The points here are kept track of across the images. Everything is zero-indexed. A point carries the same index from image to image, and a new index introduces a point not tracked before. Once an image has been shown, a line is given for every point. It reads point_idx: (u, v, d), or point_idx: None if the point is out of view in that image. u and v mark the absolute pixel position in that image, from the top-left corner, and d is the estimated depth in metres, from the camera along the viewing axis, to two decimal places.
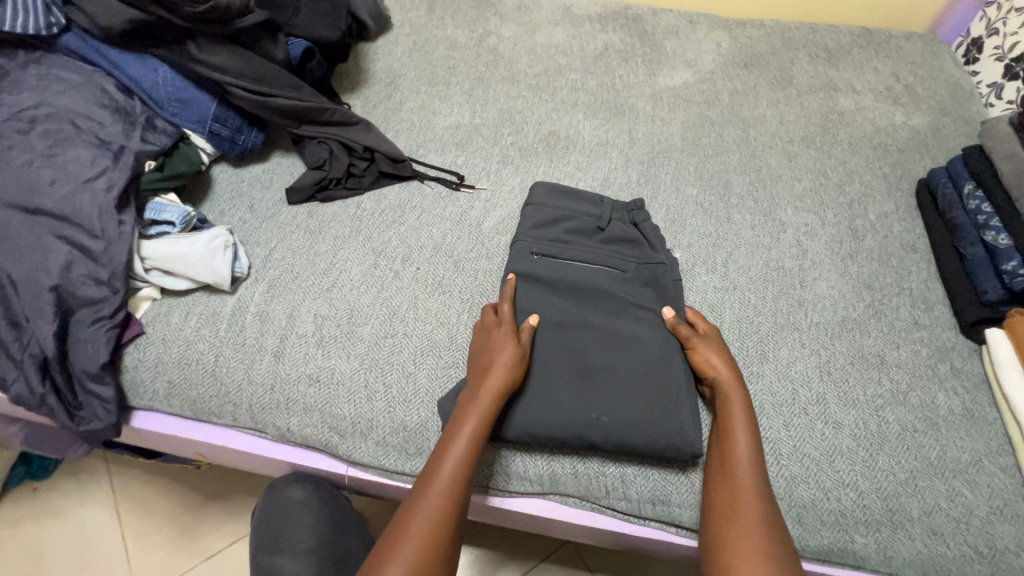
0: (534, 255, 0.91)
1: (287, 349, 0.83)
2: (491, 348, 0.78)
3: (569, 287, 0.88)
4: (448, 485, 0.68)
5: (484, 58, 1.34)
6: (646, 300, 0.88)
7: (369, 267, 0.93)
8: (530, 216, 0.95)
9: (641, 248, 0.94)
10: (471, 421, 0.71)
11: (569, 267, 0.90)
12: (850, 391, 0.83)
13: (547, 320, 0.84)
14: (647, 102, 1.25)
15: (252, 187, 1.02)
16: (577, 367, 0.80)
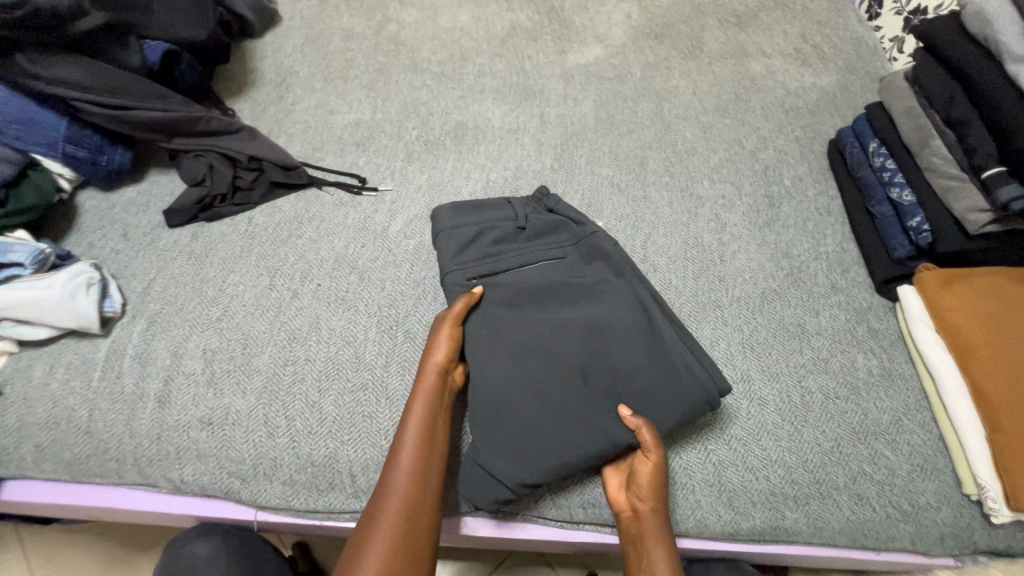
0: (471, 281, 0.83)
1: (172, 393, 0.75)
2: (431, 340, 0.78)
3: (524, 295, 0.83)
4: (405, 480, 0.67)
5: (384, 47, 1.25)
6: (604, 276, 0.84)
7: (263, 290, 0.85)
8: (449, 243, 0.86)
9: (568, 228, 0.90)
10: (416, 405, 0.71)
11: (512, 276, 0.84)
12: (772, 365, 0.82)
13: (518, 338, 0.78)
14: (558, 81, 1.20)
15: (125, 213, 0.91)
16: (567, 372, 0.76)
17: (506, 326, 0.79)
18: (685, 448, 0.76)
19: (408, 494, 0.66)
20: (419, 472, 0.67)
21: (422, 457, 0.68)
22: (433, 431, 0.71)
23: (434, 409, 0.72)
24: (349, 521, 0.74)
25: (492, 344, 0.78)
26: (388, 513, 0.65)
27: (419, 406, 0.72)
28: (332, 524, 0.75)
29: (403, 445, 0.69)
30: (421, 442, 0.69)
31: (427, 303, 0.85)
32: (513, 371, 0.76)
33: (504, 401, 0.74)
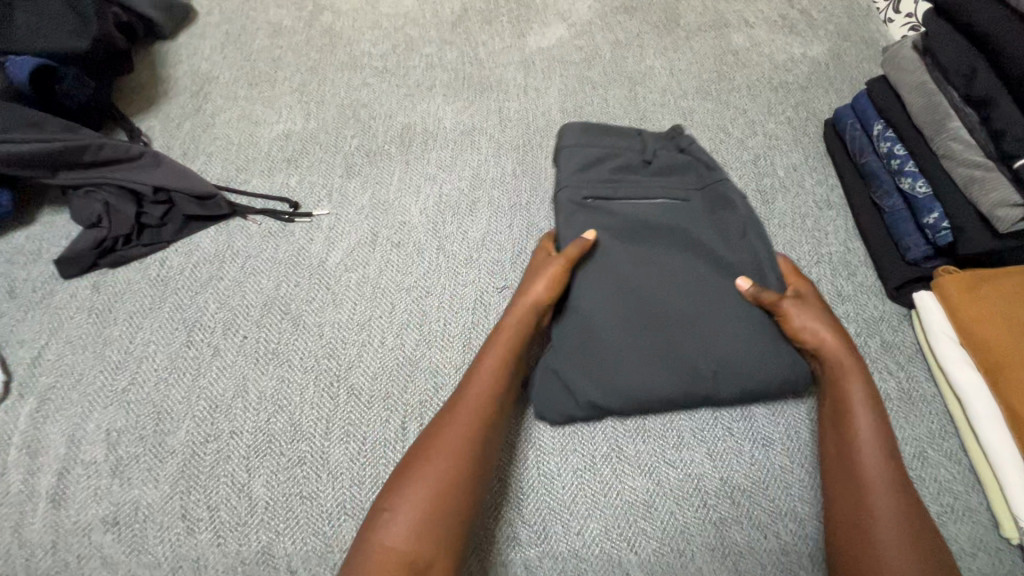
0: (585, 201, 0.76)
1: (69, 490, 0.63)
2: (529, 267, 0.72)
3: (632, 228, 0.75)
4: (474, 407, 0.61)
5: (317, 41, 1.09)
6: (728, 231, 0.74)
7: (179, 347, 0.72)
8: (571, 159, 0.78)
9: (695, 171, 0.79)
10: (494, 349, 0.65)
11: (626, 206, 0.76)
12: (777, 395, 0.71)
13: (626, 271, 0.71)
14: (517, 70, 1.06)
15: (11, 264, 0.77)
16: (665, 319, 0.68)
17: (606, 260, 0.72)
18: (679, 504, 0.65)
19: (475, 424, 0.60)
20: (493, 404, 0.62)
21: (497, 388, 0.63)
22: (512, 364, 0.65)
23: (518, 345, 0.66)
24: None
25: (596, 278, 0.71)
26: (448, 440, 0.59)
27: (504, 337, 0.66)
28: None
29: (477, 377, 0.63)
30: (500, 372, 0.64)
31: (375, 350, 0.73)
32: (615, 309, 0.69)
33: (596, 345, 0.67)
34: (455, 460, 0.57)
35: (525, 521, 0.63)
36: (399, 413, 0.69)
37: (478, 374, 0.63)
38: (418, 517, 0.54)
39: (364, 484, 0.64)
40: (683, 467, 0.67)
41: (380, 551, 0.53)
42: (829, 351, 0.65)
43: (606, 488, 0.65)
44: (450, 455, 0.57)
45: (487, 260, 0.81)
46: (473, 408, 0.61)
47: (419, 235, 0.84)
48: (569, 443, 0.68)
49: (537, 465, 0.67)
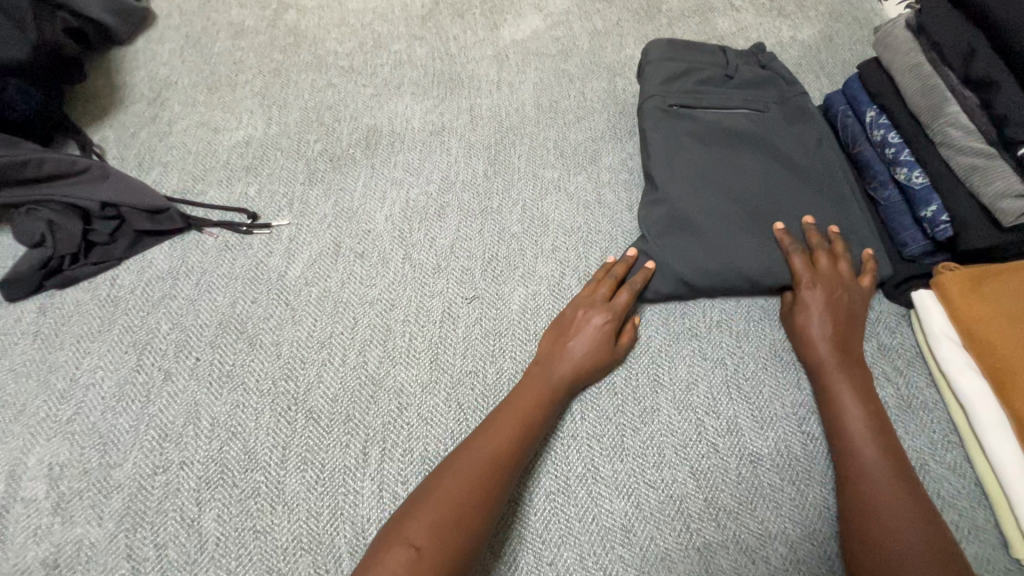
0: (671, 108, 0.80)
1: (8, 529, 0.59)
2: (593, 308, 0.68)
3: (710, 134, 0.78)
4: (491, 460, 0.57)
5: (281, 41, 1.05)
6: (805, 145, 0.77)
7: (128, 372, 0.68)
8: (659, 71, 0.82)
9: (777, 87, 0.82)
10: (579, 343, 0.65)
11: (708, 114, 0.79)
12: (764, 404, 0.67)
13: (708, 173, 0.75)
14: (490, 65, 1.00)
15: None
16: (743, 215, 0.73)
17: (686, 164, 0.76)
18: (660, 529, 0.60)
19: (490, 473, 0.56)
20: (519, 456, 0.58)
21: (521, 444, 0.59)
22: (546, 415, 0.62)
23: (552, 403, 0.62)
24: None
25: (676, 180, 0.75)
26: (466, 485, 0.54)
27: (544, 390, 0.63)
28: None
29: (506, 421, 0.60)
30: (528, 425, 0.60)
31: (335, 369, 0.69)
32: (698, 207, 0.73)
33: (680, 242, 0.71)
34: (467, 501, 0.53)
35: (496, 552, 0.59)
36: (360, 437, 0.64)
37: (507, 419, 0.60)
38: (428, 557, 0.50)
39: (321, 515, 0.60)
40: (664, 487, 0.62)
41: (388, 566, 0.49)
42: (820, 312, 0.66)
43: (582, 513, 0.61)
44: (459, 493, 0.54)
45: (455, 268, 0.77)
46: (495, 452, 0.57)
47: (383, 244, 0.79)
48: (542, 464, 0.63)
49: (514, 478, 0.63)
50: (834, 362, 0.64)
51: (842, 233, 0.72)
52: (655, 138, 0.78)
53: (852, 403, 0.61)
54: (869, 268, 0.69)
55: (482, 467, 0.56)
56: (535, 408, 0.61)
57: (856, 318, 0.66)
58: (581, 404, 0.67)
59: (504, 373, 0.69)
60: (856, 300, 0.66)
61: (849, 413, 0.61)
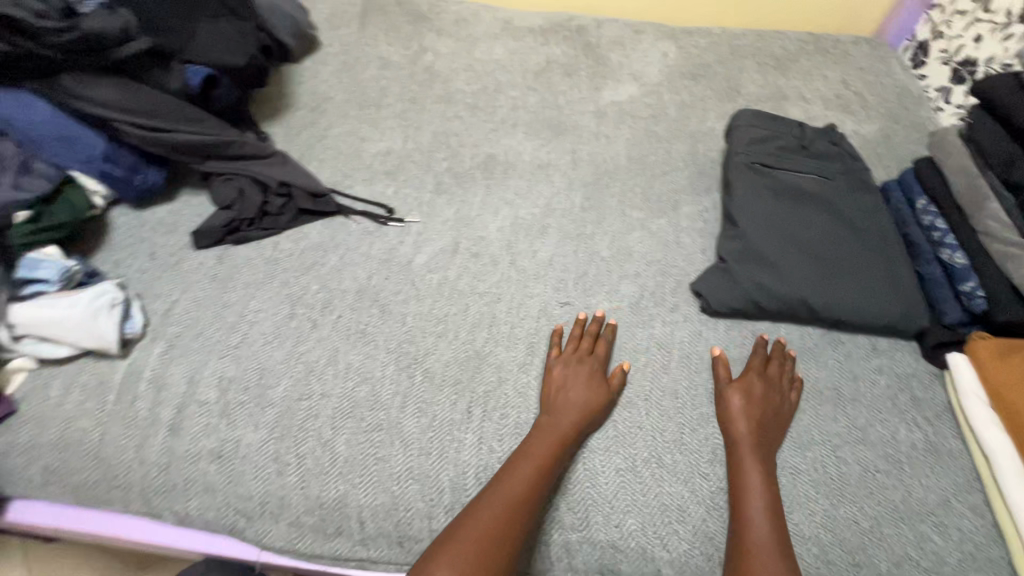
0: (753, 165, 0.97)
1: (184, 421, 0.74)
2: (581, 364, 0.79)
3: (783, 188, 0.94)
4: (506, 507, 0.66)
5: (418, 77, 1.26)
6: (864, 211, 0.92)
7: (284, 318, 0.84)
8: (745, 136, 1.00)
9: (844, 160, 0.98)
10: (581, 397, 0.76)
11: (783, 173, 0.96)
12: (689, 503, 0.72)
13: (779, 219, 0.91)
14: (591, 118, 1.19)
15: (155, 232, 0.92)
16: (804, 255, 0.87)
17: (761, 209, 0.92)
18: (710, 513, 0.71)
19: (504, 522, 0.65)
20: (533, 496, 0.67)
21: (536, 486, 0.68)
22: (557, 460, 0.71)
23: (562, 449, 0.72)
24: (356, 569, 0.72)
25: (752, 220, 0.91)
26: (480, 533, 0.64)
27: (551, 438, 0.72)
28: (336, 569, 0.73)
29: (522, 468, 0.69)
30: (541, 467, 0.69)
31: (448, 342, 0.83)
32: (768, 243, 0.88)
33: (750, 269, 0.86)
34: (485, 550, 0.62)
35: (572, 509, 0.71)
36: (466, 398, 0.78)
37: (520, 466, 0.69)
38: None
39: (430, 454, 0.73)
40: (716, 481, 0.73)
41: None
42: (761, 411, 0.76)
43: (646, 489, 0.72)
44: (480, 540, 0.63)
45: (553, 277, 0.91)
46: (511, 492, 0.67)
47: (494, 248, 0.94)
48: (615, 445, 0.76)
49: (590, 448, 0.75)
50: (749, 441, 0.73)
51: (891, 285, 0.84)
52: (739, 187, 0.95)
53: (754, 472, 0.71)
54: (799, 383, 0.80)
55: (499, 514, 0.65)
56: (546, 453, 0.70)
57: (778, 420, 0.76)
58: (613, 442, 0.76)
59: None
60: (784, 410, 0.77)
61: (757, 484, 0.70)
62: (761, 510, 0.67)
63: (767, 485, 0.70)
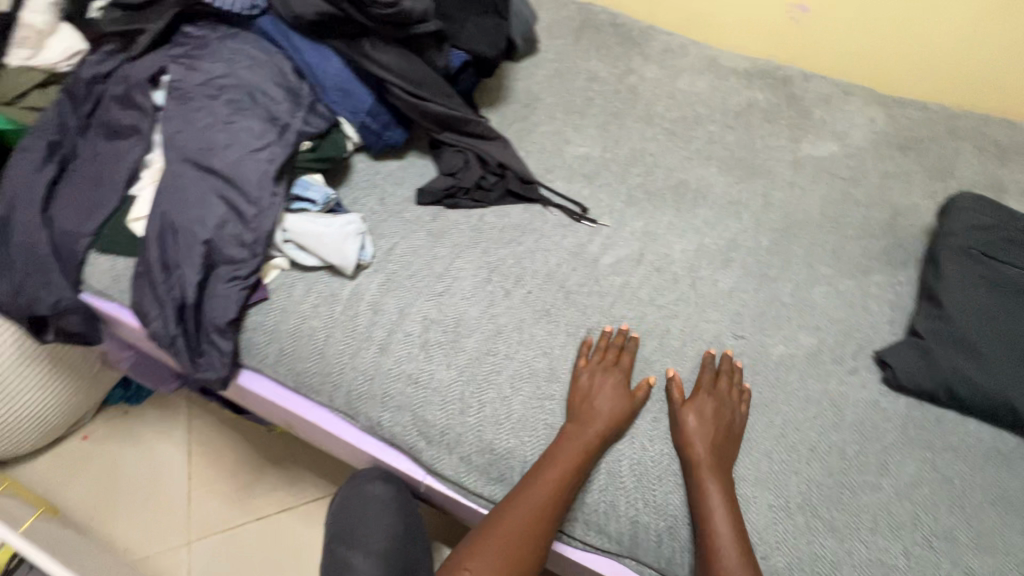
0: (969, 251, 0.91)
1: (392, 345, 0.85)
2: (607, 374, 0.83)
3: (1004, 281, 0.87)
4: (526, 519, 0.74)
5: (622, 95, 1.32)
6: None
7: (482, 280, 0.94)
8: (964, 219, 0.95)
9: None
10: (604, 407, 0.79)
11: (1006, 265, 0.88)
12: (665, 509, 0.76)
13: (991, 312, 0.84)
14: (786, 167, 1.19)
15: (386, 181, 1.06)
16: (1015, 357, 0.80)
17: (970, 297, 0.86)
18: None
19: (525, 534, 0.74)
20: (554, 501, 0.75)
21: (556, 492, 0.75)
22: (579, 468, 0.76)
23: (586, 458, 0.76)
24: None
25: (959, 306, 0.85)
26: (505, 543, 0.74)
27: (574, 449, 0.76)
28: (485, 511, 0.84)
29: (542, 481, 0.75)
30: (564, 475, 0.75)
31: (621, 342, 0.89)
32: (973, 335, 0.82)
33: (948, 355, 0.82)
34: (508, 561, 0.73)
35: None
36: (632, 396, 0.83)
37: (545, 473, 0.75)
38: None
39: None
40: (876, 550, 0.71)
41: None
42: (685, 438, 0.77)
43: (801, 533, 0.73)
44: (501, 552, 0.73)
45: (731, 309, 0.93)
46: (537, 498, 0.75)
47: (676, 268, 0.98)
48: (773, 484, 0.76)
49: (746, 478, 0.76)
50: (705, 464, 0.75)
51: None
52: (948, 270, 0.90)
53: (716, 496, 0.73)
54: (748, 398, 0.82)
55: (526, 516, 0.74)
56: (567, 462, 0.76)
57: (732, 439, 0.78)
58: (763, 479, 0.76)
59: (750, 402, 0.83)
60: (738, 430, 0.79)
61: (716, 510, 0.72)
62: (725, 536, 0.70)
63: (724, 509, 0.72)
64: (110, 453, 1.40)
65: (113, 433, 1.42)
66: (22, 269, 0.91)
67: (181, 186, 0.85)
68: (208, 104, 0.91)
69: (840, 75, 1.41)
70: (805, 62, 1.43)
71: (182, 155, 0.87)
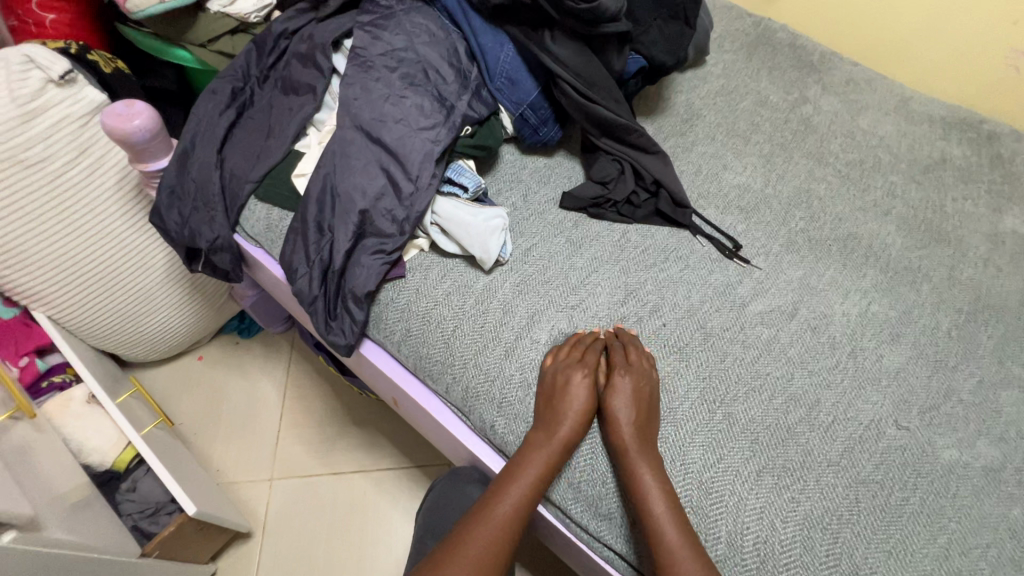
0: None
1: (517, 350, 0.83)
2: (574, 370, 0.78)
3: None
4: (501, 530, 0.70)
5: (793, 125, 1.19)
6: None
7: (616, 302, 0.89)
8: None
9: None
10: (572, 396, 0.77)
11: None
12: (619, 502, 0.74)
13: None
14: (981, 240, 1.02)
15: (532, 177, 1.02)
16: None
17: None
18: None
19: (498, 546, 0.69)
20: (525, 499, 0.72)
21: (530, 491, 0.73)
22: (551, 465, 0.74)
23: (555, 459, 0.74)
24: (603, 558, 0.76)
25: None
26: (476, 550, 0.69)
27: (541, 458, 0.74)
28: (583, 547, 0.78)
29: (513, 484, 0.73)
30: (536, 474, 0.73)
31: (759, 400, 0.80)
32: None
33: None
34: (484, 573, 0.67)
35: None
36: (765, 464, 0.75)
37: (520, 472, 0.73)
38: None
39: (711, 494, 0.72)
40: None
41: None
42: (617, 422, 0.74)
43: None
44: (475, 568, 0.67)
45: (895, 393, 0.82)
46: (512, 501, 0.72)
47: (835, 332, 0.88)
48: None
49: None
50: (632, 447, 0.73)
51: None
52: None
53: (651, 481, 0.70)
54: (652, 365, 0.80)
55: (503, 519, 0.71)
56: (539, 459, 0.74)
57: (652, 417, 0.76)
58: None
59: (909, 508, 0.72)
60: (652, 403, 0.77)
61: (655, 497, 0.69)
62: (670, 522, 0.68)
63: (661, 494, 0.70)
64: (218, 378, 1.50)
65: (222, 358, 1.53)
66: (193, 201, 0.98)
67: (347, 152, 0.87)
68: (386, 76, 0.92)
69: (999, 115, 1.26)
70: (960, 94, 1.28)
71: (354, 123, 0.89)
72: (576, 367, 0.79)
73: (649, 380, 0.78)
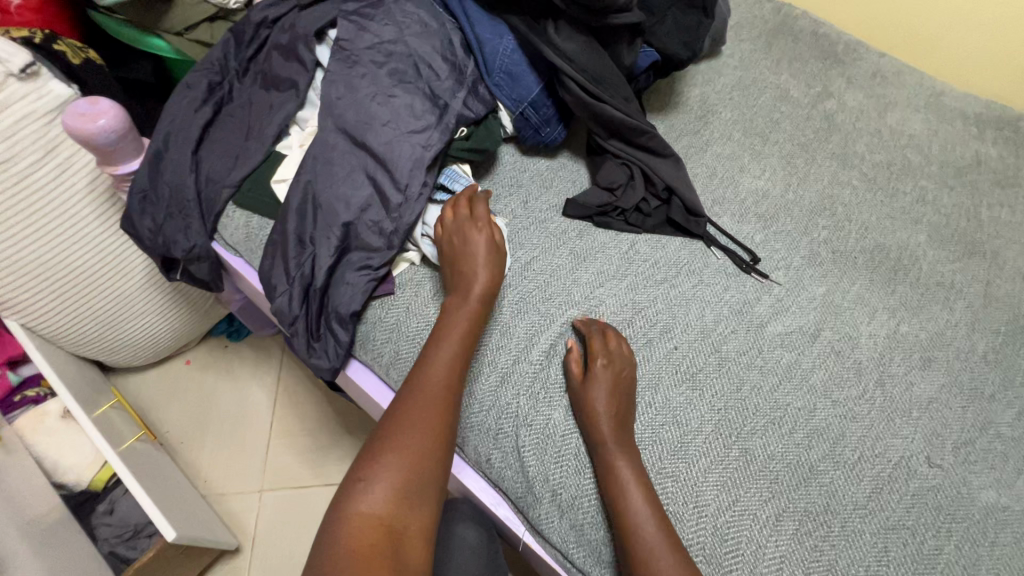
0: None
1: (513, 374, 0.76)
2: (470, 229, 0.77)
3: None
4: (436, 394, 0.68)
5: (816, 123, 1.10)
6: None
7: (623, 322, 0.82)
8: None
9: None
10: (477, 250, 0.76)
11: None
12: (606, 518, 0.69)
13: None
14: (1019, 253, 0.95)
15: (532, 182, 0.94)
16: None
17: None
18: None
19: (431, 420, 0.66)
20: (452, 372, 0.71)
21: (455, 366, 0.71)
22: (469, 329, 0.73)
23: (473, 323, 0.74)
24: None
25: None
26: (408, 429, 0.65)
27: (462, 316, 0.73)
28: None
29: (437, 362, 0.70)
30: (460, 343, 0.72)
31: (779, 434, 0.73)
32: None
33: None
34: (418, 456, 0.64)
35: None
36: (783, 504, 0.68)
37: (442, 346, 0.72)
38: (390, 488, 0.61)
39: (726, 540, 0.66)
40: None
41: (353, 521, 0.59)
42: (592, 410, 0.70)
43: None
44: (410, 454, 0.64)
45: (927, 426, 0.75)
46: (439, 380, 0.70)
47: (862, 356, 0.81)
48: None
49: None
50: (610, 439, 0.68)
51: None
52: None
53: (629, 472, 0.67)
54: (631, 352, 0.77)
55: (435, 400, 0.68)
56: (459, 328, 0.73)
57: (630, 405, 0.72)
58: None
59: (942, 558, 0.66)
60: (630, 390, 0.73)
61: (632, 488, 0.66)
62: (648, 512, 0.64)
63: (637, 480, 0.66)
64: (206, 383, 1.44)
65: (212, 363, 1.47)
66: (166, 207, 0.90)
67: (331, 158, 0.80)
68: (373, 72, 0.84)
69: (1010, 102, 1.19)
70: (969, 81, 1.21)
71: (339, 125, 0.81)
72: (469, 223, 0.78)
73: (626, 364, 0.75)
